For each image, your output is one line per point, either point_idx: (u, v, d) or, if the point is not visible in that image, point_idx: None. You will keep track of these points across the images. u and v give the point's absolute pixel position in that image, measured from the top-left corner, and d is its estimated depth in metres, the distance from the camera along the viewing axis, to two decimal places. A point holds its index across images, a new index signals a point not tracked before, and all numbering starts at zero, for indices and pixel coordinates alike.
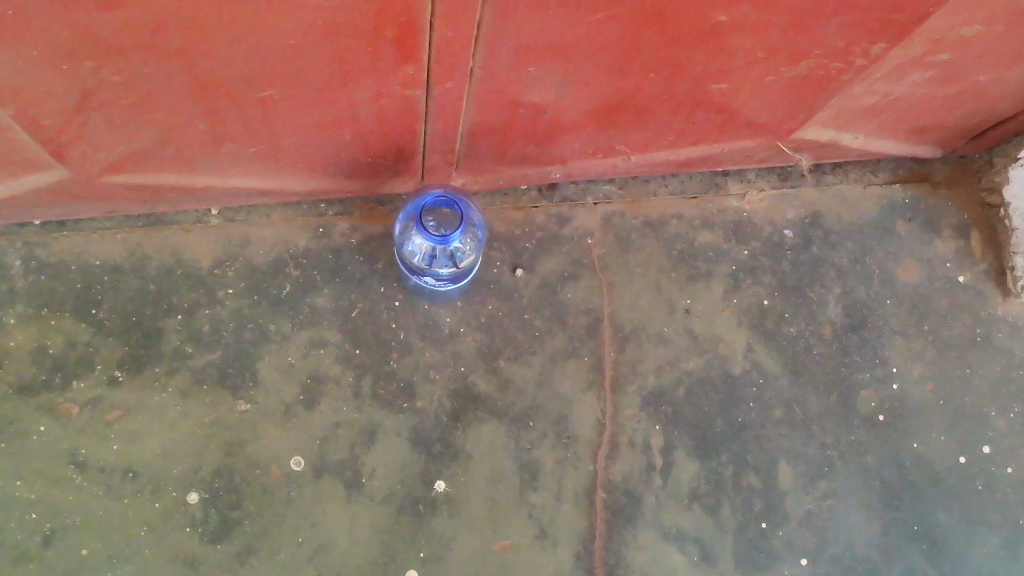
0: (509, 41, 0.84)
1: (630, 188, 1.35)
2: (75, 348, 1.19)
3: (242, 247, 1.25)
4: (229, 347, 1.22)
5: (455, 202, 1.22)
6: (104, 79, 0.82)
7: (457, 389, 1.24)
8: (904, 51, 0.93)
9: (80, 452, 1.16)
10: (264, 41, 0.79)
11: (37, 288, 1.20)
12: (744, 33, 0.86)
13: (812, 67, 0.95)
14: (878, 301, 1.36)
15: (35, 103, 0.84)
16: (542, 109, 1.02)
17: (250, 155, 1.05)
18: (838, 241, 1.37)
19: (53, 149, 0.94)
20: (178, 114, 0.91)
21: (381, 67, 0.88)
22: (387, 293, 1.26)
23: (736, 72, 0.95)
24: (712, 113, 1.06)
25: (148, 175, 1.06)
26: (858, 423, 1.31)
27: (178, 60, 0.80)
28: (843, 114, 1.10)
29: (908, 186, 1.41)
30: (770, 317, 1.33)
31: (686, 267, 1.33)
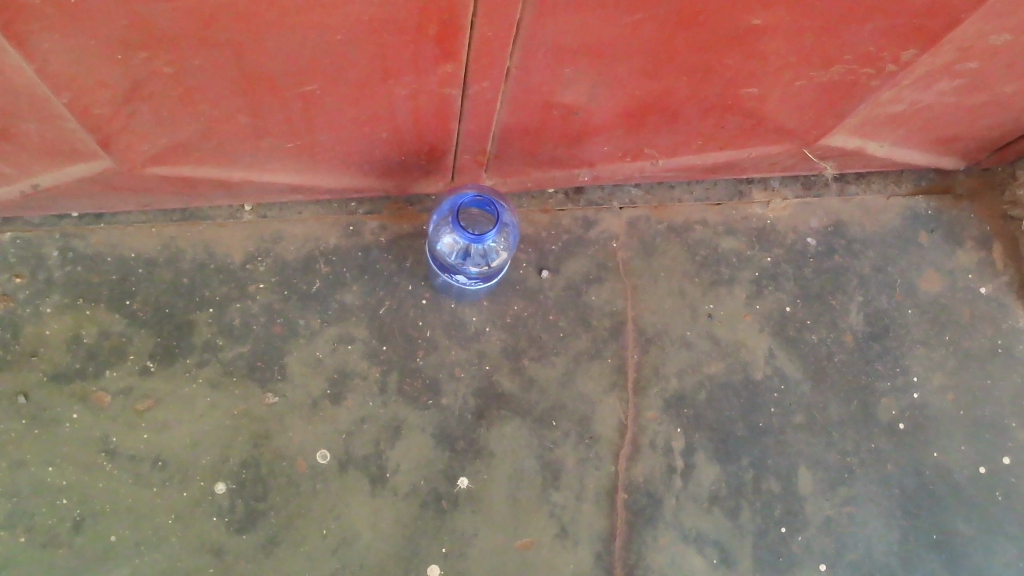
0: (546, 40, 0.86)
1: (655, 194, 1.37)
2: (108, 338, 1.21)
3: (274, 243, 1.27)
4: (259, 341, 1.24)
5: (489, 204, 1.25)
6: (155, 70, 0.84)
7: (482, 388, 1.26)
8: (934, 58, 0.94)
9: (112, 440, 1.18)
10: (311, 36, 0.82)
11: (73, 277, 1.22)
12: (777, 37, 0.87)
13: (843, 73, 0.96)
14: (900, 311, 1.37)
15: (88, 92, 0.86)
16: (575, 110, 1.04)
17: (287, 150, 1.08)
18: (861, 250, 1.39)
19: (100, 139, 0.97)
20: (222, 107, 0.94)
21: (420, 64, 0.90)
22: (414, 291, 1.28)
23: (767, 77, 0.96)
24: (740, 118, 1.07)
25: (189, 168, 1.08)
26: (878, 431, 1.32)
27: (228, 52, 0.83)
28: (871, 121, 1.11)
29: (930, 198, 1.42)
30: (792, 324, 1.34)
31: (710, 272, 1.35)
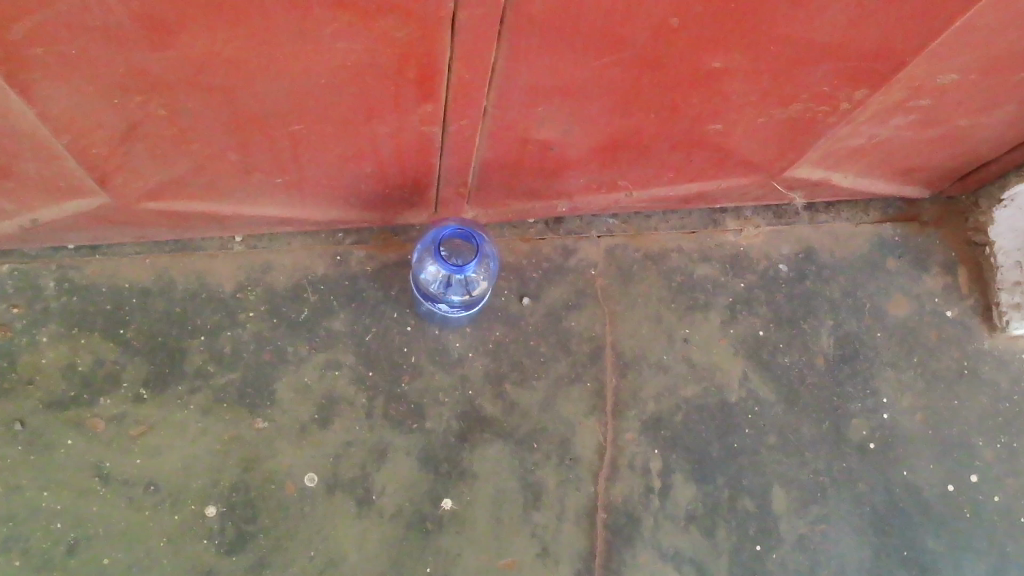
0: (520, 81, 0.92)
1: (632, 222, 1.42)
2: (102, 366, 1.25)
3: (264, 273, 1.32)
4: (249, 368, 1.28)
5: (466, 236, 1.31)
6: (150, 112, 0.89)
7: (465, 411, 1.30)
8: (886, 96, 0.99)
9: (105, 465, 1.22)
10: (297, 80, 0.87)
11: (69, 307, 1.27)
12: (736, 78, 0.92)
13: (801, 110, 1.00)
14: (869, 334, 1.42)
15: (86, 133, 0.91)
16: (550, 146, 1.09)
17: (276, 185, 1.12)
18: (831, 275, 1.44)
19: (97, 177, 1.01)
20: (214, 145, 0.98)
21: (402, 105, 0.96)
22: (400, 318, 1.33)
23: (730, 115, 1.00)
24: (708, 152, 1.11)
25: (183, 202, 1.13)
26: (849, 451, 1.37)
27: (219, 95, 0.88)
28: (833, 154, 1.14)
29: (897, 225, 1.48)
30: (765, 347, 1.39)
31: (685, 298, 1.39)
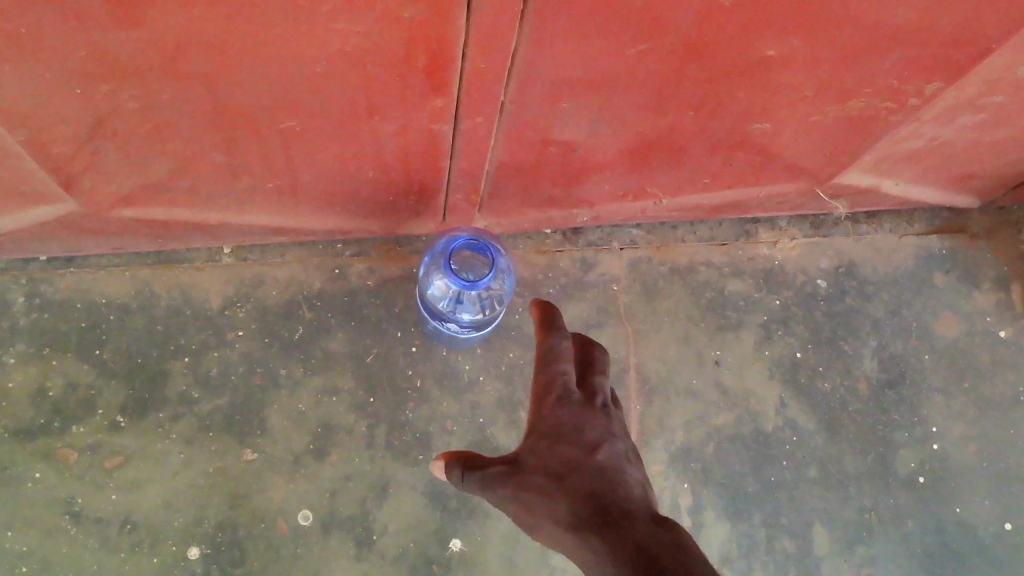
0: (543, 72, 0.80)
1: (657, 233, 1.30)
2: (76, 391, 1.13)
3: (255, 287, 1.20)
4: (238, 393, 1.16)
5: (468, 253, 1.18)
6: (119, 106, 0.77)
7: (475, 441, 1.19)
8: (958, 91, 0.86)
9: (77, 501, 1.10)
10: (288, 68, 0.75)
11: (40, 325, 1.15)
12: (793, 68, 0.80)
13: (861, 107, 0.88)
14: (916, 356, 1.30)
15: (47, 130, 0.79)
16: (573, 147, 0.97)
17: (267, 190, 1.01)
18: (873, 292, 1.32)
19: (64, 181, 0.89)
20: (195, 144, 0.87)
21: (408, 98, 0.84)
22: (404, 338, 1.21)
23: (780, 111, 0.88)
24: (751, 155, 0.99)
25: (162, 209, 1.01)
26: (896, 485, 1.25)
27: (198, 85, 0.76)
28: (888, 159, 1.02)
29: (945, 237, 1.35)
30: (803, 371, 1.27)
31: (715, 316, 1.27)
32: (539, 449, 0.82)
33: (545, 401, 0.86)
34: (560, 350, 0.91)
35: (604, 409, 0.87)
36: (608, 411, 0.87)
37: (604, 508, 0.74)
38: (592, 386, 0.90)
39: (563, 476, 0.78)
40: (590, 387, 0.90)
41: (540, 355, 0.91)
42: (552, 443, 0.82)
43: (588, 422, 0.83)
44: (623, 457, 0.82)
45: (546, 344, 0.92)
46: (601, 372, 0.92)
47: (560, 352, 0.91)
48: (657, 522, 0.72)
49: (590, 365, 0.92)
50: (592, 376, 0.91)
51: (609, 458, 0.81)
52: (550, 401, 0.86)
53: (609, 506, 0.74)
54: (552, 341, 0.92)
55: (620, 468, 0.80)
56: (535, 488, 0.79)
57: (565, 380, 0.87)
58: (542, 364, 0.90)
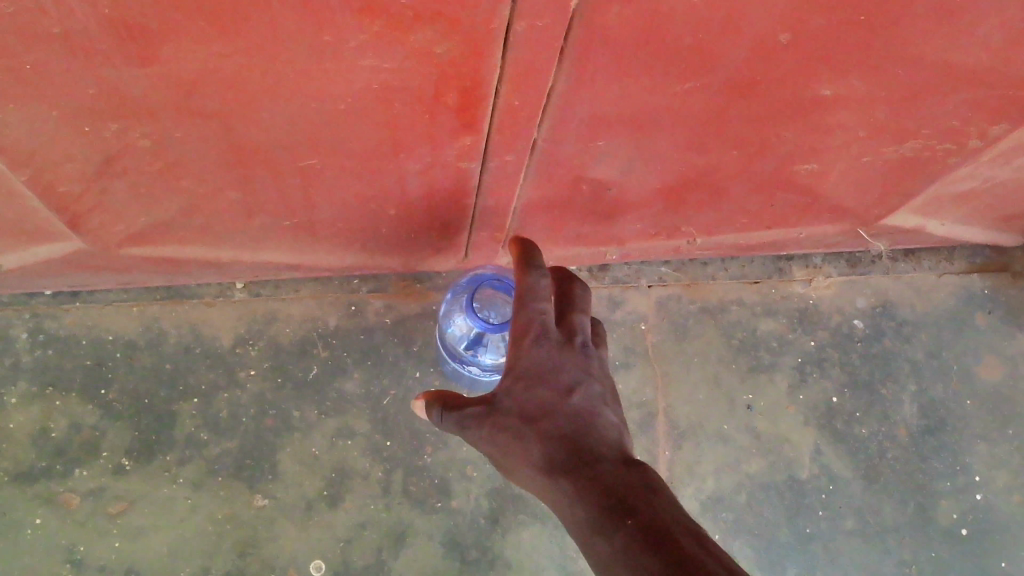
0: (580, 110, 0.75)
1: (687, 270, 1.24)
2: (79, 432, 1.08)
3: (268, 325, 1.15)
4: (248, 436, 1.11)
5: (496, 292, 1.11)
6: (129, 143, 0.72)
7: (496, 488, 1.14)
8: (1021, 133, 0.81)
9: (79, 549, 1.05)
10: (311, 105, 0.70)
11: (43, 363, 1.09)
12: (847, 108, 0.75)
13: (916, 149, 0.83)
14: (957, 401, 1.24)
15: (52, 168, 0.74)
16: (607, 185, 0.92)
17: (283, 228, 0.96)
18: (912, 333, 1.26)
19: (70, 219, 0.84)
20: (208, 182, 0.82)
21: (436, 136, 0.79)
22: (422, 379, 1.16)
23: (830, 152, 0.83)
24: (794, 196, 0.94)
25: (173, 247, 0.96)
26: (938, 538, 1.19)
27: (214, 122, 0.71)
28: (937, 200, 0.97)
29: (986, 276, 1.30)
30: (840, 416, 1.22)
31: (747, 358, 1.22)
32: (514, 391, 0.75)
33: (523, 337, 0.75)
34: (540, 285, 0.77)
35: (583, 349, 0.77)
36: (588, 351, 0.77)
37: (585, 461, 0.70)
38: (569, 324, 0.78)
39: (536, 421, 0.73)
40: (567, 324, 0.78)
41: (517, 292, 0.77)
42: (528, 384, 0.74)
43: (566, 362, 0.75)
44: (600, 398, 0.76)
45: (524, 278, 0.77)
46: (580, 307, 0.80)
47: (540, 290, 0.77)
48: (631, 466, 0.69)
49: (567, 301, 0.80)
50: (568, 311, 0.80)
51: (586, 399, 0.75)
52: (528, 339, 0.75)
53: (589, 459, 0.70)
54: (531, 274, 0.77)
55: (598, 409, 0.75)
56: (510, 434, 0.73)
57: (545, 319, 0.75)
58: (518, 301, 0.77)
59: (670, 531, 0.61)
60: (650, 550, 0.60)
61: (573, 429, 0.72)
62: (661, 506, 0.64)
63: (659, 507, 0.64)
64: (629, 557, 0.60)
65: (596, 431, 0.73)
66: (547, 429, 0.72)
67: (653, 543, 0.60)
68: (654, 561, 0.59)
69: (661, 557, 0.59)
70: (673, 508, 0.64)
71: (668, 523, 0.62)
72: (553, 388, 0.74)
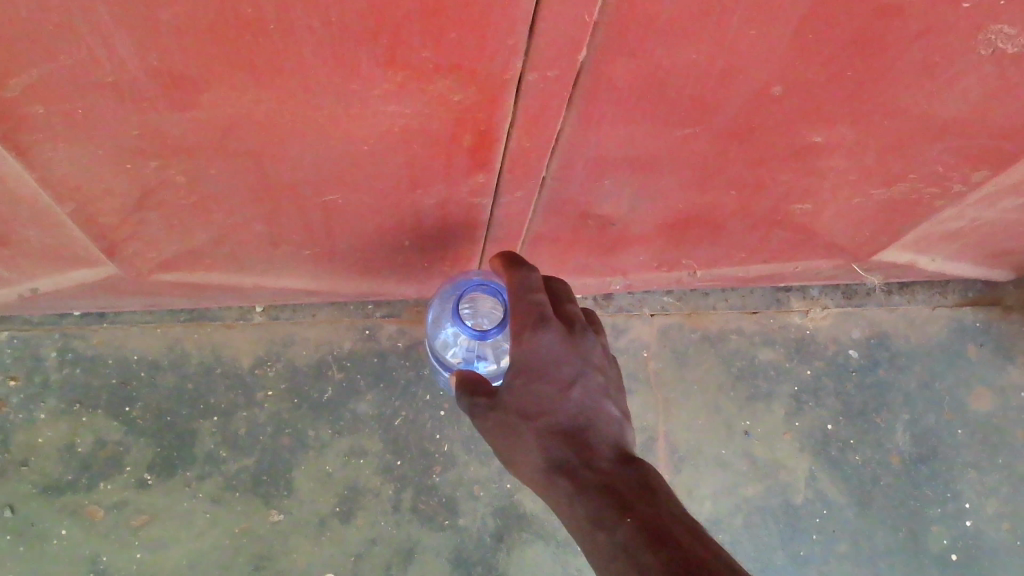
0: (587, 151, 0.80)
1: (688, 300, 1.28)
2: (105, 447, 1.13)
3: (285, 347, 1.20)
4: (265, 453, 1.16)
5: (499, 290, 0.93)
6: (167, 179, 0.78)
7: (502, 507, 1.19)
8: (1004, 178, 0.85)
9: (102, 559, 1.10)
10: (336, 145, 0.75)
11: (71, 381, 1.15)
12: (838, 154, 0.80)
13: (904, 191, 0.88)
14: (948, 431, 1.29)
15: (94, 201, 0.79)
16: (612, 221, 0.97)
17: (304, 257, 1.01)
18: (906, 364, 1.30)
19: (106, 248, 0.90)
20: (237, 214, 0.87)
21: (452, 174, 0.85)
22: (432, 402, 1.21)
23: (823, 193, 0.88)
24: (789, 233, 0.99)
25: (199, 274, 1.01)
26: (929, 563, 1.23)
27: (245, 160, 0.76)
28: (926, 238, 1.02)
29: (979, 310, 1.34)
30: (834, 443, 1.26)
31: (746, 385, 1.26)
32: (514, 384, 0.73)
33: (525, 330, 0.73)
34: (533, 282, 0.76)
35: (583, 334, 0.77)
36: (587, 337, 0.77)
37: (586, 457, 0.71)
38: (564, 314, 0.78)
39: (535, 415, 0.73)
40: (562, 315, 0.78)
41: (509, 290, 0.77)
42: (529, 376, 0.73)
43: (566, 354, 0.74)
44: (600, 391, 0.76)
45: (516, 277, 0.77)
46: (568, 300, 0.81)
47: (531, 283, 0.76)
48: (626, 463, 0.72)
49: (554, 297, 0.81)
50: (560, 304, 0.80)
51: (586, 394, 0.75)
52: (529, 331, 0.73)
53: (590, 454, 0.72)
54: (522, 272, 0.77)
55: (598, 403, 0.75)
56: (510, 427, 0.73)
57: (544, 310, 0.74)
58: (512, 297, 0.76)
59: (669, 529, 0.65)
60: (650, 547, 0.63)
61: (575, 423, 0.73)
62: (657, 505, 0.68)
63: (657, 507, 0.67)
64: (629, 553, 0.64)
65: (597, 426, 0.74)
66: (547, 423, 0.73)
67: (653, 539, 0.64)
68: (654, 557, 0.62)
69: (661, 554, 0.62)
70: (672, 508, 0.68)
71: (666, 524, 0.65)
72: (555, 382, 0.73)
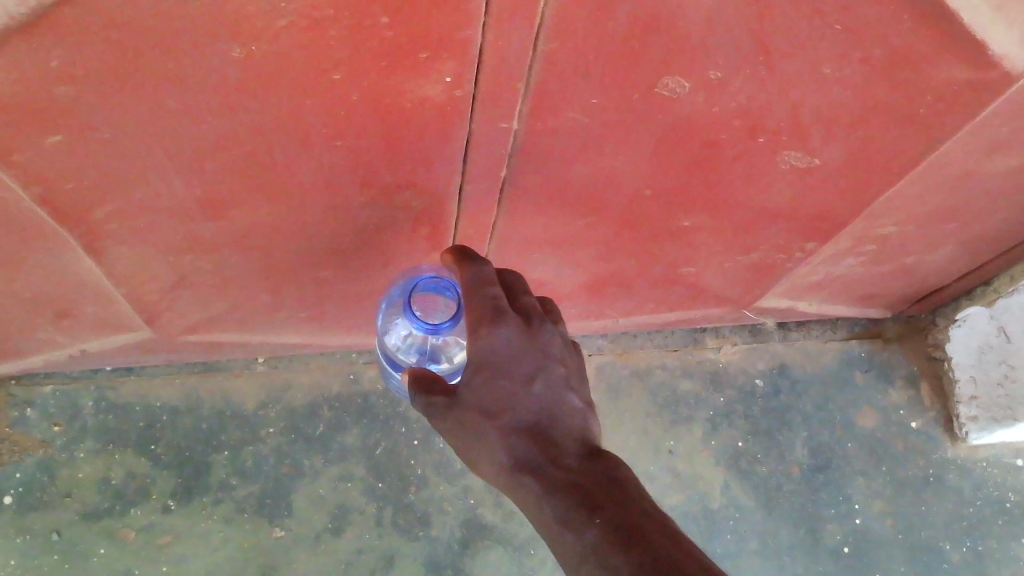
0: (516, 235, 1.06)
1: (620, 341, 1.54)
2: (135, 479, 1.36)
3: (283, 391, 1.44)
4: (268, 480, 1.39)
5: (452, 288, 1.00)
6: (197, 267, 1.02)
7: (467, 519, 1.43)
8: (835, 245, 1.11)
9: (134, 572, 1.32)
10: (326, 237, 1.00)
11: (106, 425, 1.38)
12: (705, 233, 1.06)
13: (764, 257, 1.14)
14: (840, 444, 1.54)
15: (141, 285, 1.03)
16: (544, 283, 1.22)
17: (299, 318, 1.26)
18: (804, 389, 1.56)
19: (145, 317, 1.14)
20: (248, 288, 1.12)
21: (415, 254, 1.10)
22: (407, 433, 1.45)
23: (703, 259, 1.14)
24: (684, 288, 1.25)
25: (214, 334, 1.26)
26: (825, 554, 1.47)
27: (257, 251, 1.01)
28: (795, 287, 1.28)
29: (863, 342, 1.61)
30: (745, 458, 1.51)
31: (670, 412, 1.51)
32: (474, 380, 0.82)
33: (482, 323, 0.82)
34: (486, 274, 0.86)
35: (539, 324, 0.85)
36: (543, 326, 0.86)
37: (551, 456, 0.81)
38: (519, 306, 0.86)
39: (499, 416, 0.82)
40: (518, 307, 0.87)
41: (465, 284, 0.86)
42: (490, 372, 0.82)
43: (524, 349, 0.83)
44: (560, 384, 0.85)
45: (470, 269, 0.87)
46: (524, 292, 0.89)
47: (484, 279, 0.86)
48: (589, 459, 0.82)
49: (510, 289, 0.90)
50: (516, 296, 0.88)
51: (547, 387, 0.84)
52: (487, 325, 0.82)
53: (554, 453, 0.81)
54: (476, 265, 0.87)
55: (558, 399, 0.85)
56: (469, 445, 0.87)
57: (498, 303, 0.83)
58: (469, 293, 0.85)
59: (633, 525, 0.74)
60: (619, 547, 0.72)
61: (537, 422, 0.83)
62: (622, 501, 0.77)
63: (617, 500, 0.77)
64: (599, 551, 0.73)
65: (559, 422, 0.84)
66: (511, 423, 0.82)
67: (621, 539, 0.73)
68: (623, 557, 0.72)
69: (629, 553, 0.72)
70: (634, 501, 0.77)
71: (631, 519, 0.75)
72: (515, 379, 0.82)
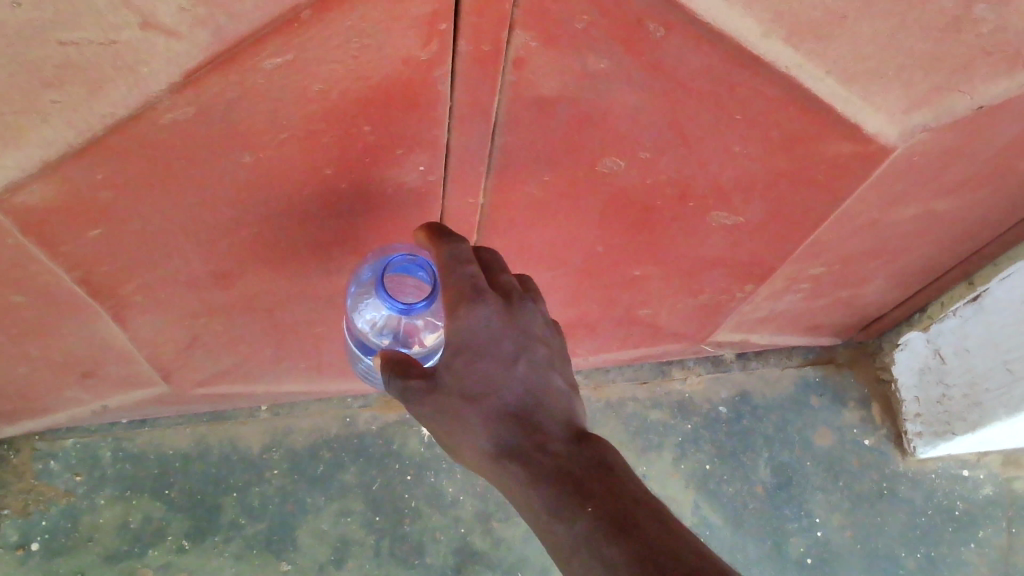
0: None
1: (593, 376, 1.67)
2: (151, 522, 1.48)
3: (285, 435, 1.57)
4: (274, 518, 1.52)
5: (426, 267, 0.94)
6: (208, 328, 1.15)
7: (459, 546, 1.55)
8: (772, 285, 1.26)
9: None
10: (322, 297, 1.14)
11: (123, 473, 1.50)
12: (655, 279, 1.20)
13: (711, 298, 1.28)
14: (800, 463, 1.68)
15: (159, 346, 1.17)
16: None
17: (299, 368, 1.39)
18: (764, 413, 1.70)
19: (161, 373, 1.27)
20: (252, 344, 1.25)
21: None
22: (401, 469, 1.58)
23: (657, 301, 1.28)
24: (645, 326, 1.39)
25: (222, 386, 1.39)
26: (790, 565, 1.60)
27: (261, 313, 1.15)
28: (745, 322, 1.42)
29: (817, 368, 1.75)
30: (712, 479, 1.64)
31: (642, 440, 1.64)
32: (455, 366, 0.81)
33: (460, 305, 0.80)
34: (462, 253, 0.84)
35: (518, 302, 0.84)
36: (523, 303, 0.84)
37: (538, 442, 0.82)
38: (499, 285, 0.85)
39: (480, 398, 0.82)
40: (496, 286, 0.85)
41: (441, 262, 0.84)
42: (469, 356, 0.81)
43: (503, 330, 0.82)
44: (543, 364, 0.85)
45: (445, 248, 0.84)
46: (502, 269, 0.87)
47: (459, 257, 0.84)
48: (578, 444, 0.83)
49: (488, 267, 0.87)
50: (494, 275, 0.86)
51: (529, 368, 0.84)
52: (465, 305, 0.80)
53: (542, 437, 0.82)
54: (450, 243, 0.84)
55: (543, 378, 0.85)
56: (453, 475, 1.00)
57: (475, 281, 0.81)
58: (444, 272, 0.83)
59: (626, 513, 0.76)
60: (612, 537, 0.74)
61: (522, 405, 0.83)
62: (614, 488, 0.79)
63: (609, 487, 0.79)
64: (592, 540, 0.75)
65: (545, 404, 0.84)
66: (494, 405, 0.82)
67: (614, 528, 0.75)
68: (615, 547, 0.73)
69: (621, 543, 0.73)
70: (626, 487, 0.79)
71: (623, 507, 0.76)
72: (497, 361, 0.82)
